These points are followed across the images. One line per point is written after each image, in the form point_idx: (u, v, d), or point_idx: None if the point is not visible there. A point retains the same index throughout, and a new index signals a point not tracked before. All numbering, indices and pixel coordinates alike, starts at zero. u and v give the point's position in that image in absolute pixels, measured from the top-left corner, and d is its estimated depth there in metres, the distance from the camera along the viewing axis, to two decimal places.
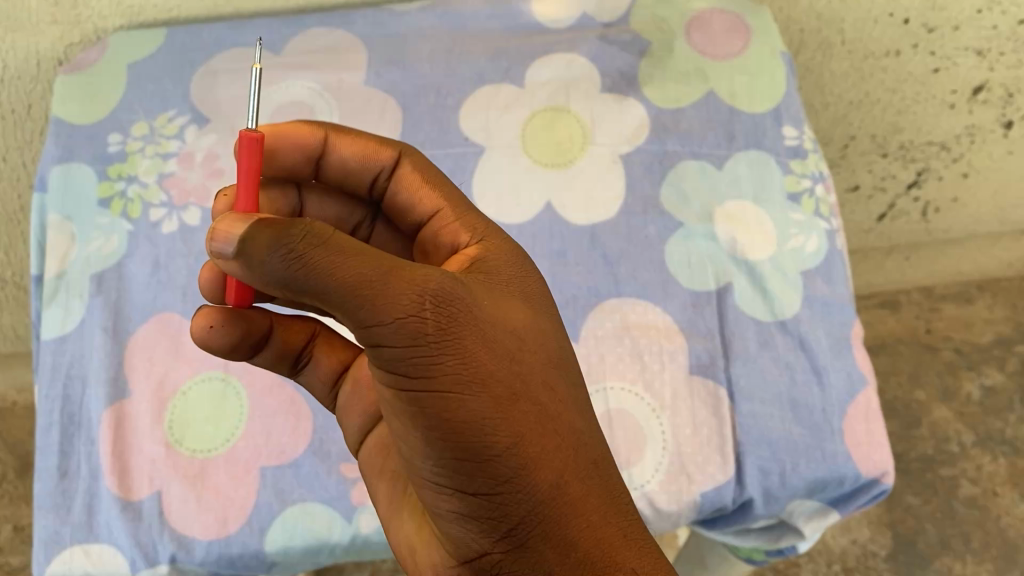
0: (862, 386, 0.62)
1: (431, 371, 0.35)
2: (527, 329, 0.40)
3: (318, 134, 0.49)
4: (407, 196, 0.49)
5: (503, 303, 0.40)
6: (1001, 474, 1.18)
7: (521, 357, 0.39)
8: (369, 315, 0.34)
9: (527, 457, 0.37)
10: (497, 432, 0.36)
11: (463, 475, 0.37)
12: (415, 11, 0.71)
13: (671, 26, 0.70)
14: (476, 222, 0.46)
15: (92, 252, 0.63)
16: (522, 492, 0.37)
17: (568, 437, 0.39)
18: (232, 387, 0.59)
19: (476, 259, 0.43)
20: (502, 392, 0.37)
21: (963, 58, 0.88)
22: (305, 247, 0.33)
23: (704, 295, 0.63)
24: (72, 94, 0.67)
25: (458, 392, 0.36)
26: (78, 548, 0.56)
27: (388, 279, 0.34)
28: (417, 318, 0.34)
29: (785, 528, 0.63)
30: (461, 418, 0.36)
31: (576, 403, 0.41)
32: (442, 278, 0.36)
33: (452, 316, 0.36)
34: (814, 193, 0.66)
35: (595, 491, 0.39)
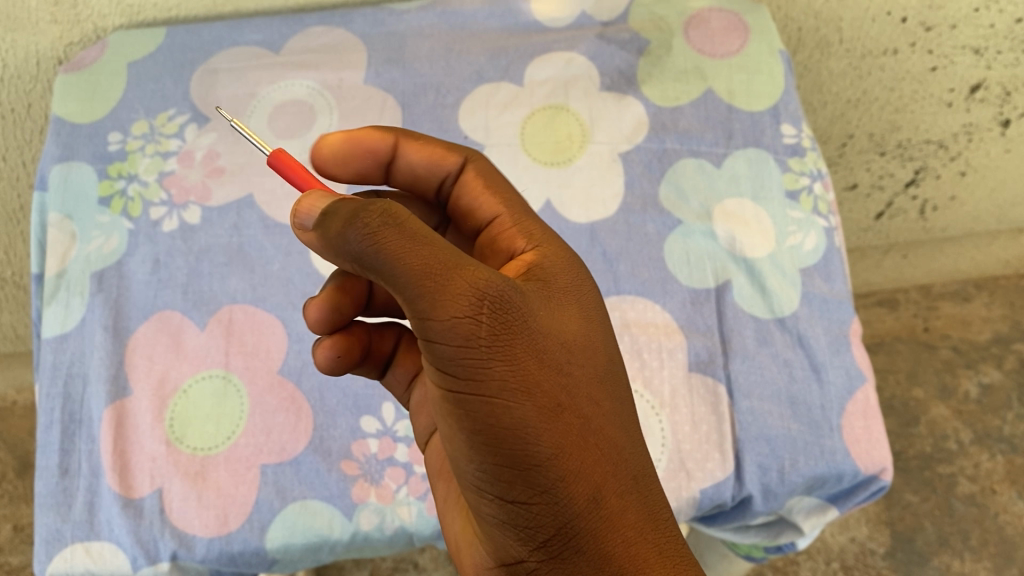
0: (861, 382, 0.62)
1: (480, 375, 0.35)
2: (578, 340, 0.40)
3: (390, 139, 0.49)
4: (469, 200, 0.49)
5: (554, 311, 0.40)
6: (999, 472, 1.18)
7: (568, 370, 0.38)
8: (425, 308, 0.33)
9: (567, 469, 0.36)
10: (540, 440, 0.36)
11: (503, 481, 0.36)
12: (414, 10, 0.71)
13: (670, 25, 0.70)
14: (535, 227, 0.46)
15: (92, 251, 0.63)
16: (561, 504, 0.37)
17: (611, 453, 0.38)
18: (233, 385, 0.59)
19: (532, 265, 0.43)
20: (548, 403, 0.36)
21: (961, 56, 0.88)
22: (378, 225, 0.33)
23: (702, 293, 0.63)
24: (72, 93, 0.67)
25: (504, 399, 0.35)
26: (79, 546, 0.56)
27: (447, 276, 0.34)
28: (472, 320, 0.34)
29: (785, 524, 0.64)
30: (506, 425, 0.35)
31: (623, 418, 0.40)
32: (499, 282, 0.35)
33: (505, 322, 0.35)
34: (813, 191, 0.67)
35: (635, 510, 0.38)
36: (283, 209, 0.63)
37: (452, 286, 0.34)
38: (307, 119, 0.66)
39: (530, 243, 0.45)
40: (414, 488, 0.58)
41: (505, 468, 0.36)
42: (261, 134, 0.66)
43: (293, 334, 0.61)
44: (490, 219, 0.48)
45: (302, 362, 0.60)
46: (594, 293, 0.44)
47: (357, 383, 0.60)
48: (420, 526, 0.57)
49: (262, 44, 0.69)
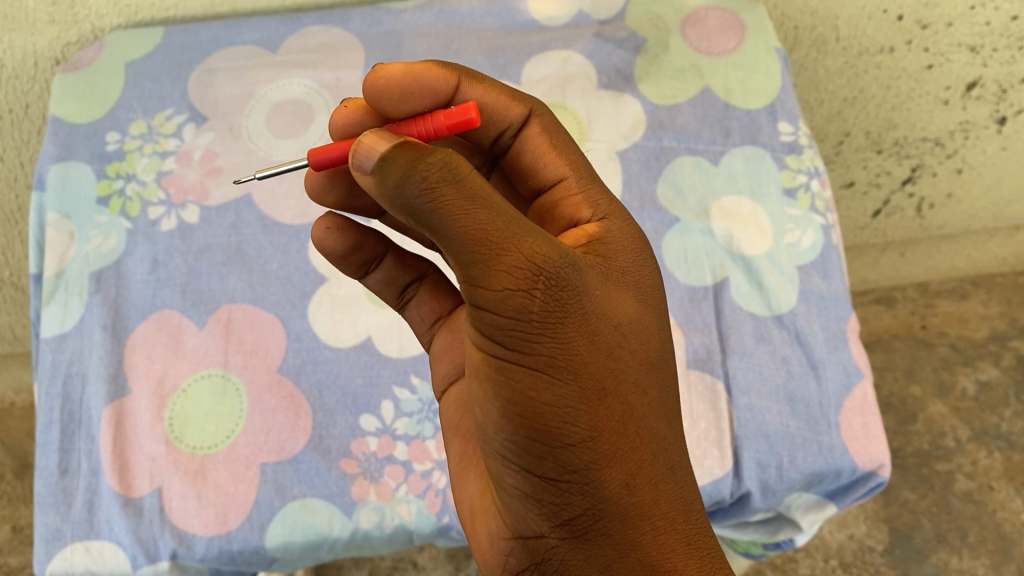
0: (858, 378, 0.62)
1: (527, 348, 0.35)
2: (632, 323, 0.40)
3: (451, 79, 0.46)
4: (532, 157, 0.47)
5: (611, 290, 0.40)
6: (997, 469, 1.18)
7: (618, 353, 0.38)
8: (479, 275, 0.34)
9: (600, 453, 0.37)
10: (578, 420, 0.36)
11: (533, 456, 0.37)
12: (412, 9, 0.71)
13: (667, 23, 0.71)
14: (600, 196, 0.45)
15: (91, 250, 0.63)
16: (590, 485, 0.37)
17: (650, 442, 0.39)
18: (232, 384, 0.59)
19: (595, 238, 0.43)
20: (591, 383, 0.37)
21: (957, 54, 0.89)
22: (438, 181, 0.33)
23: (700, 290, 0.63)
24: (70, 93, 0.67)
25: (548, 374, 0.36)
26: (79, 545, 0.57)
27: (505, 247, 0.34)
28: (524, 295, 0.34)
29: (783, 521, 0.64)
30: (546, 400, 0.36)
31: (666, 408, 0.40)
32: (557, 259, 0.35)
33: (557, 301, 0.36)
34: (810, 188, 0.67)
35: (667, 499, 0.39)
36: (282, 208, 0.64)
37: (506, 257, 0.34)
38: (305, 118, 0.66)
39: (593, 214, 0.44)
40: (413, 486, 0.58)
41: (537, 443, 0.36)
42: (260, 133, 0.66)
43: (292, 333, 0.61)
44: (554, 180, 0.47)
45: (301, 361, 0.60)
46: (653, 278, 0.43)
47: (355, 382, 0.60)
48: (420, 524, 0.57)
49: (260, 43, 0.69)
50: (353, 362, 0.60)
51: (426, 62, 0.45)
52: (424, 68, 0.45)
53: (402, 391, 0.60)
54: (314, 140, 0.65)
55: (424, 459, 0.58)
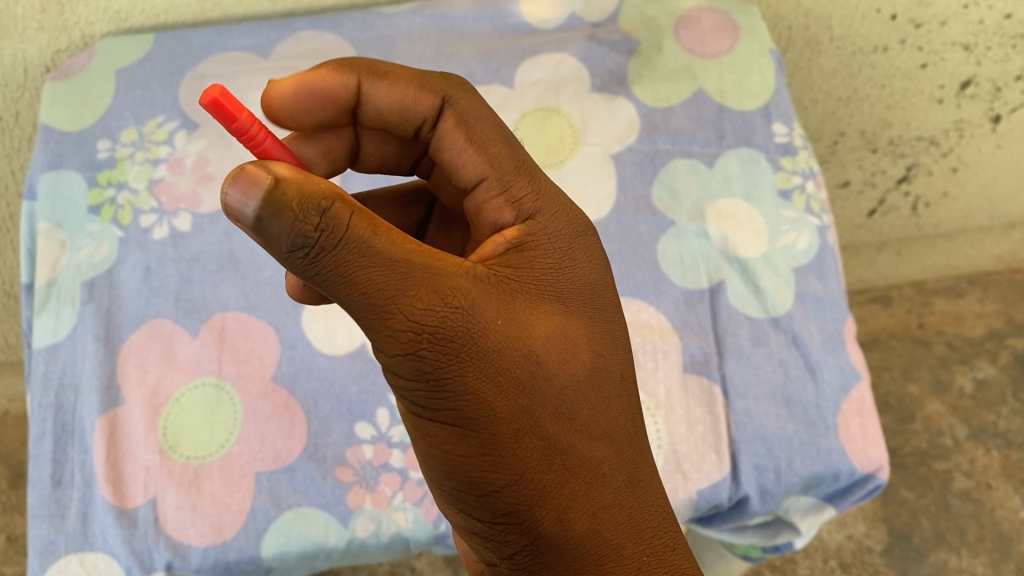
0: (855, 380, 0.62)
1: (438, 400, 0.37)
2: (548, 346, 0.39)
3: (348, 80, 0.45)
4: (450, 156, 0.45)
5: (526, 314, 0.39)
6: (995, 467, 1.18)
7: (534, 387, 0.38)
8: (376, 338, 0.35)
9: (525, 494, 0.38)
10: (497, 468, 0.37)
11: (465, 501, 0.39)
12: (404, 13, 0.71)
13: (660, 25, 0.70)
14: (524, 190, 0.43)
15: (83, 260, 0.62)
16: (523, 525, 0.38)
17: (579, 471, 0.38)
18: (226, 393, 0.59)
19: (520, 244, 0.41)
20: (506, 428, 0.37)
21: (951, 53, 0.88)
22: (311, 247, 0.34)
23: (696, 293, 0.63)
24: (60, 101, 0.67)
25: (463, 425, 0.37)
26: (73, 557, 0.56)
27: (393, 304, 0.35)
28: (420, 351, 0.35)
29: (781, 524, 0.64)
30: (464, 451, 0.37)
31: (599, 428, 0.39)
32: (447, 305, 0.36)
33: (457, 346, 0.36)
34: (805, 190, 0.67)
35: (610, 525, 0.39)
36: None
37: (392, 315, 0.35)
38: None
39: (518, 214, 0.43)
40: (410, 494, 0.57)
41: (464, 490, 0.38)
42: None
43: (286, 340, 0.60)
44: (472, 180, 0.44)
45: (296, 368, 0.60)
46: (585, 274, 0.42)
47: (350, 389, 0.59)
48: (417, 532, 0.57)
49: (251, 49, 0.69)
50: (348, 370, 0.60)
51: (320, 68, 0.45)
52: (315, 76, 0.44)
53: None
54: None
55: (421, 466, 0.58)
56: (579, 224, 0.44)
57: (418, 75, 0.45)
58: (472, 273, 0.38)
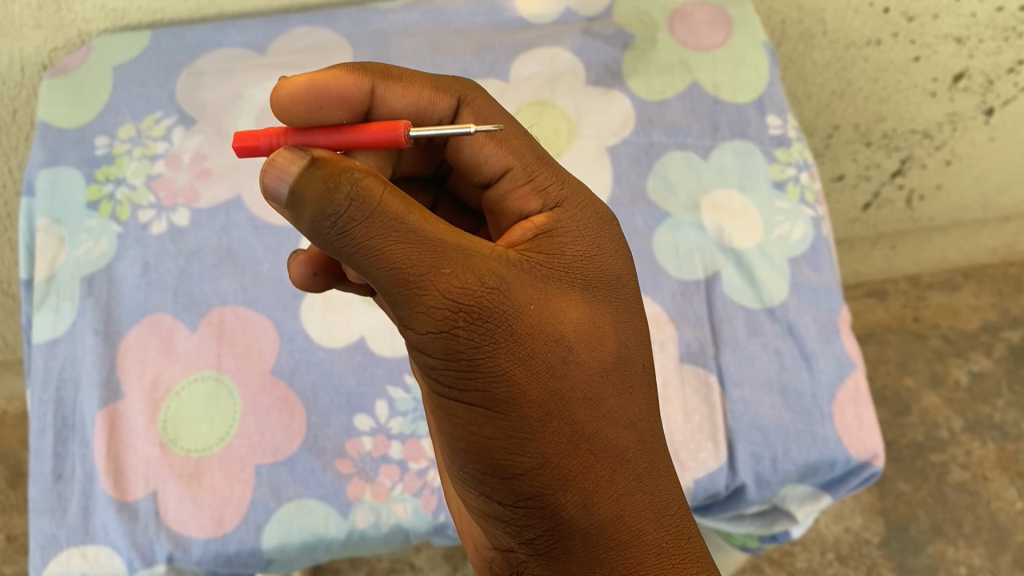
0: (851, 369, 0.62)
1: (465, 382, 0.37)
2: (578, 330, 0.39)
3: (365, 84, 0.44)
4: (472, 153, 0.45)
5: (555, 299, 0.39)
6: (991, 459, 1.19)
7: (564, 370, 0.38)
8: (405, 316, 0.35)
9: (551, 478, 0.38)
10: (524, 450, 0.37)
11: (487, 484, 0.38)
12: (399, 9, 0.71)
13: (654, 19, 0.71)
14: (549, 181, 0.45)
15: (82, 255, 0.63)
16: (546, 509, 0.38)
17: (605, 456, 0.39)
18: (225, 386, 0.59)
19: (545, 232, 0.42)
20: (534, 410, 0.37)
21: (943, 46, 0.89)
22: (348, 221, 0.34)
23: (692, 284, 0.63)
24: (58, 97, 0.67)
25: (491, 407, 0.37)
26: (74, 550, 0.56)
27: (425, 282, 0.35)
28: (450, 331, 0.35)
29: (778, 513, 0.64)
30: (491, 434, 0.37)
31: (625, 415, 0.40)
32: (481, 286, 0.36)
33: (488, 327, 0.36)
34: (799, 181, 0.67)
35: (633, 510, 0.39)
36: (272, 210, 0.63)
37: (425, 293, 0.35)
38: None
39: (544, 203, 0.44)
40: (409, 485, 0.58)
41: (487, 473, 0.38)
42: None
43: (285, 334, 0.61)
44: (499, 172, 0.45)
45: (295, 361, 0.60)
46: (610, 264, 0.43)
47: (349, 382, 0.60)
48: (416, 523, 0.58)
49: (248, 45, 0.69)
50: (347, 363, 0.60)
51: (331, 69, 0.43)
52: (331, 77, 0.43)
53: (396, 390, 0.60)
54: None
55: (420, 458, 0.58)
56: (603, 216, 0.45)
57: (430, 82, 0.46)
58: (503, 257, 0.38)
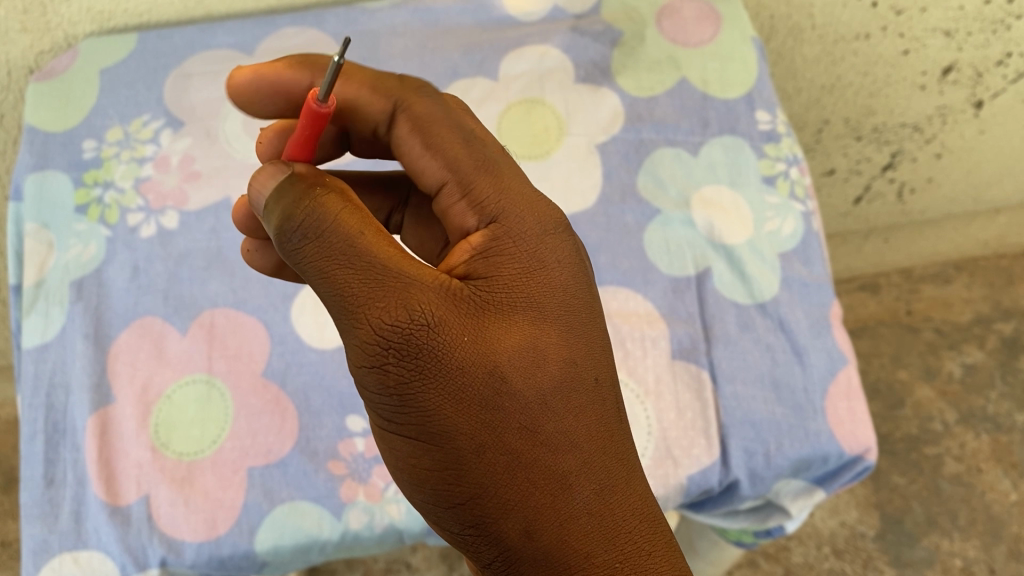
0: (843, 363, 0.62)
1: (402, 417, 0.38)
2: (513, 356, 0.38)
3: (301, 74, 0.46)
4: (412, 162, 0.44)
5: (490, 326, 0.39)
6: (985, 451, 1.19)
7: (497, 401, 0.38)
8: (348, 351, 0.38)
9: (487, 508, 0.38)
10: (460, 481, 0.38)
11: (438, 513, 0.39)
12: (387, 8, 0.71)
13: (643, 16, 0.71)
14: (486, 192, 0.42)
15: (71, 260, 0.62)
16: (491, 538, 0.38)
17: (544, 484, 0.38)
18: (217, 389, 0.59)
19: (485, 251, 0.41)
20: (466, 442, 0.37)
21: (932, 39, 0.89)
22: (300, 243, 0.37)
23: (683, 280, 0.63)
24: (45, 101, 0.67)
25: (425, 440, 0.38)
26: (67, 556, 0.56)
27: (354, 319, 0.37)
28: (381, 365, 0.37)
29: (772, 508, 0.64)
30: (429, 465, 0.38)
31: (570, 439, 0.38)
32: (405, 320, 0.37)
33: (417, 361, 0.37)
34: (789, 175, 0.67)
35: (580, 536, 0.37)
36: None
37: (357, 328, 0.37)
38: None
39: (480, 218, 0.42)
40: None
41: (435, 503, 0.39)
42: (238, 136, 0.65)
43: (276, 335, 0.60)
44: (435, 187, 0.44)
45: (286, 363, 0.60)
46: (558, 277, 0.41)
47: (341, 383, 0.59)
48: (410, 523, 0.57)
49: (236, 46, 0.69)
50: (339, 364, 0.60)
51: (277, 63, 0.46)
52: (273, 71, 0.45)
53: None
54: None
55: None
56: (554, 227, 0.43)
57: (375, 75, 0.46)
58: (438, 285, 0.38)
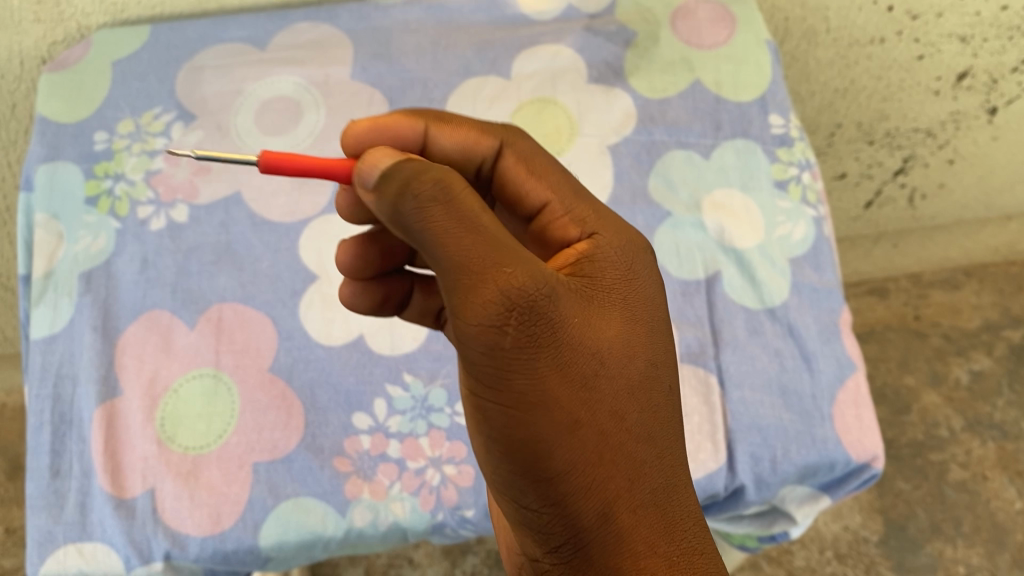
0: (851, 370, 0.62)
1: (502, 383, 0.36)
2: (613, 346, 0.40)
3: (421, 126, 0.46)
4: (514, 186, 0.47)
5: (590, 316, 0.40)
6: (991, 458, 1.19)
7: (595, 384, 0.39)
8: (458, 312, 0.35)
9: (577, 481, 0.38)
10: (557, 453, 0.37)
11: (516, 488, 0.38)
12: (401, 5, 0.71)
13: (657, 16, 0.70)
14: (589, 211, 0.46)
15: (81, 251, 0.62)
16: (568, 515, 0.38)
17: (627, 468, 0.39)
18: (224, 383, 0.59)
19: (587, 256, 0.43)
20: (567, 416, 0.37)
21: (947, 44, 0.89)
22: (428, 200, 0.34)
23: (692, 283, 0.63)
24: (56, 91, 0.67)
25: (526, 408, 0.36)
26: (71, 548, 0.56)
27: (478, 280, 0.35)
28: (497, 330, 0.35)
29: (777, 514, 0.64)
30: (525, 434, 0.37)
31: (648, 431, 0.40)
32: (530, 290, 0.36)
33: (533, 332, 0.36)
34: (801, 180, 0.67)
35: (649, 522, 0.38)
36: (272, 207, 0.63)
37: (481, 291, 0.35)
38: (294, 116, 0.66)
39: (583, 232, 0.45)
40: (407, 484, 0.58)
41: (518, 475, 0.38)
42: (249, 130, 0.65)
43: (284, 331, 0.60)
44: (540, 206, 0.47)
45: (293, 359, 0.60)
46: (644, 288, 0.44)
47: (348, 380, 0.59)
48: (414, 522, 0.58)
49: (248, 40, 0.69)
50: (346, 361, 0.60)
51: (390, 115, 0.45)
52: (392, 121, 0.45)
53: (395, 388, 0.59)
54: (303, 138, 0.65)
55: (418, 456, 0.58)
56: (638, 248, 0.45)
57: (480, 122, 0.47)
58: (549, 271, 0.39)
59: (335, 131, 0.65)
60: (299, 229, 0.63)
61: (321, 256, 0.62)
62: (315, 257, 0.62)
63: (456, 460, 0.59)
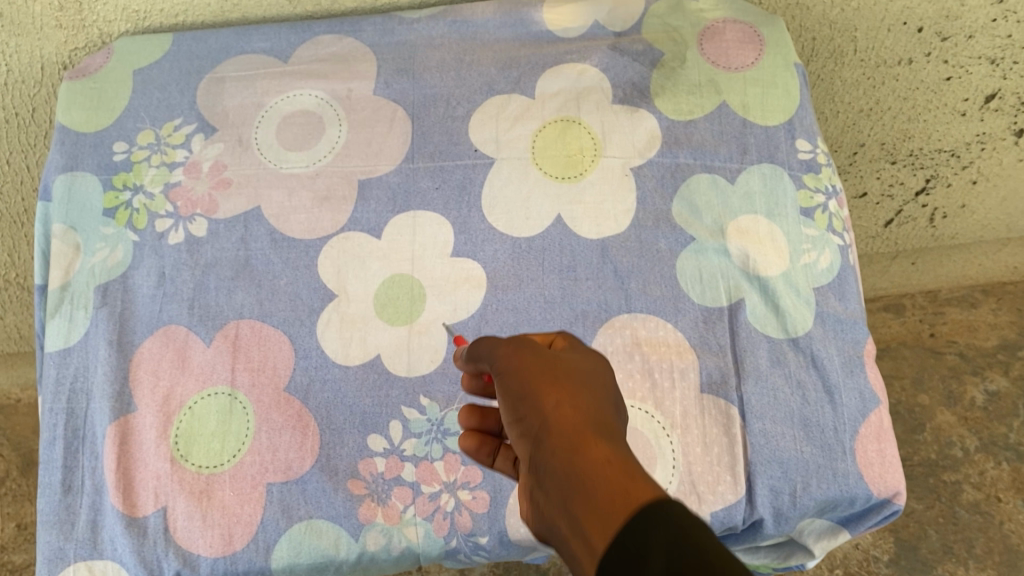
0: (874, 404, 0.61)
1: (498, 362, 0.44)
2: (590, 351, 0.46)
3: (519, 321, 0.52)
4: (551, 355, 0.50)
5: (584, 349, 0.46)
6: (1005, 480, 1.18)
7: (564, 354, 0.45)
8: (480, 358, 0.47)
9: (531, 387, 0.42)
10: (520, 378, 0.43)
11: (515, 431, 0.42)
12: (425, 19, 0.70)
13: (684, 36, 0.69)
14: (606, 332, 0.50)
15: (97, 264, 0.62)
16: (532, 420, 0.41)
17: (584, 386, 0.42)
18: (239, 402, 0.58)
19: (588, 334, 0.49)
20: (528, 356, 0.44)
21: (976, 66, 0.87)
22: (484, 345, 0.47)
23: (715, 311, 0.62)
24: (77, 100, 0.67)
25: (506, 369, 0.44)
26: (82, 564, 0.56)
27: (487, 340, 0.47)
28: (502, 347, 0.45)
29: (795, 545, 0.64)
30: (507, 382, 0.43)
31: (608, 383, 0.44)
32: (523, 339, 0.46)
33: (519, 339, 0.45)
34: (828, 208, 0.65)
35: (585, 408, 0.40)
36: (292, 223, 0.63)
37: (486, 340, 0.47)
38: (316, 130, 0.65)
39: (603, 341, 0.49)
40: (421, 508, 0.57)
41: (515, 419, 0.42)
42: (270, 145, 0.65)
43: (301, 350, 0.60)
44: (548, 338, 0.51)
45: (310, 379, 0.59)
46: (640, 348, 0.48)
47: (364, 402, 0.59)
48: (428, 546, 0.57)
49: (270, 52, 0.68)
50: (362, 382, 0.59)
51: None
52: None
53: (411, 411, 0.59)
54: (324, 154, 0.64)
55: (433, 481, 0.58)
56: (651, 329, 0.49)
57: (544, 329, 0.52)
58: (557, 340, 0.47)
59: (357, 147, 0.65)
60: (318, 246, 0.62)
61: (340, 274, 0.62)
62: (334, 275, 0.62)
63: (471, 486, 0.57)
